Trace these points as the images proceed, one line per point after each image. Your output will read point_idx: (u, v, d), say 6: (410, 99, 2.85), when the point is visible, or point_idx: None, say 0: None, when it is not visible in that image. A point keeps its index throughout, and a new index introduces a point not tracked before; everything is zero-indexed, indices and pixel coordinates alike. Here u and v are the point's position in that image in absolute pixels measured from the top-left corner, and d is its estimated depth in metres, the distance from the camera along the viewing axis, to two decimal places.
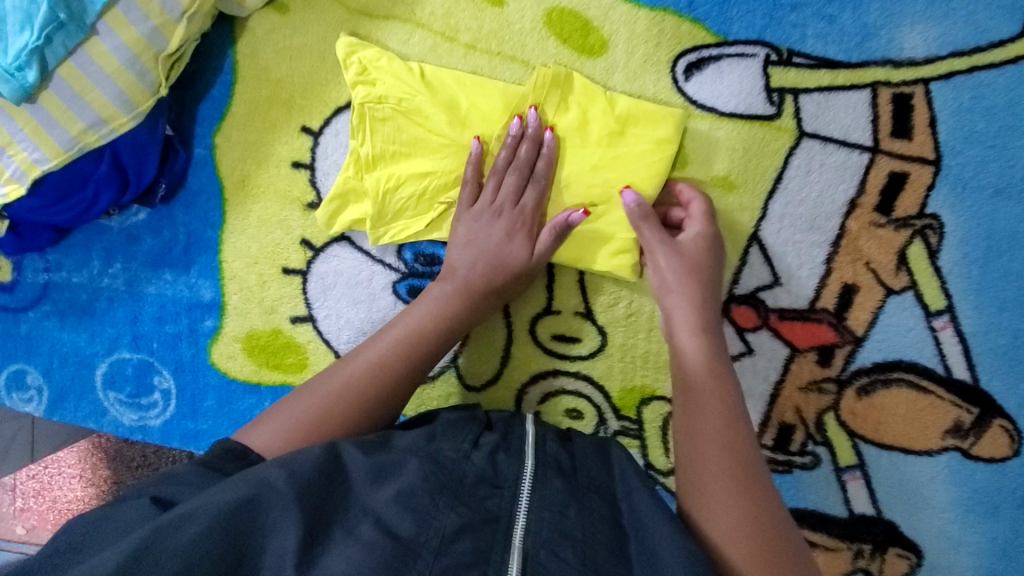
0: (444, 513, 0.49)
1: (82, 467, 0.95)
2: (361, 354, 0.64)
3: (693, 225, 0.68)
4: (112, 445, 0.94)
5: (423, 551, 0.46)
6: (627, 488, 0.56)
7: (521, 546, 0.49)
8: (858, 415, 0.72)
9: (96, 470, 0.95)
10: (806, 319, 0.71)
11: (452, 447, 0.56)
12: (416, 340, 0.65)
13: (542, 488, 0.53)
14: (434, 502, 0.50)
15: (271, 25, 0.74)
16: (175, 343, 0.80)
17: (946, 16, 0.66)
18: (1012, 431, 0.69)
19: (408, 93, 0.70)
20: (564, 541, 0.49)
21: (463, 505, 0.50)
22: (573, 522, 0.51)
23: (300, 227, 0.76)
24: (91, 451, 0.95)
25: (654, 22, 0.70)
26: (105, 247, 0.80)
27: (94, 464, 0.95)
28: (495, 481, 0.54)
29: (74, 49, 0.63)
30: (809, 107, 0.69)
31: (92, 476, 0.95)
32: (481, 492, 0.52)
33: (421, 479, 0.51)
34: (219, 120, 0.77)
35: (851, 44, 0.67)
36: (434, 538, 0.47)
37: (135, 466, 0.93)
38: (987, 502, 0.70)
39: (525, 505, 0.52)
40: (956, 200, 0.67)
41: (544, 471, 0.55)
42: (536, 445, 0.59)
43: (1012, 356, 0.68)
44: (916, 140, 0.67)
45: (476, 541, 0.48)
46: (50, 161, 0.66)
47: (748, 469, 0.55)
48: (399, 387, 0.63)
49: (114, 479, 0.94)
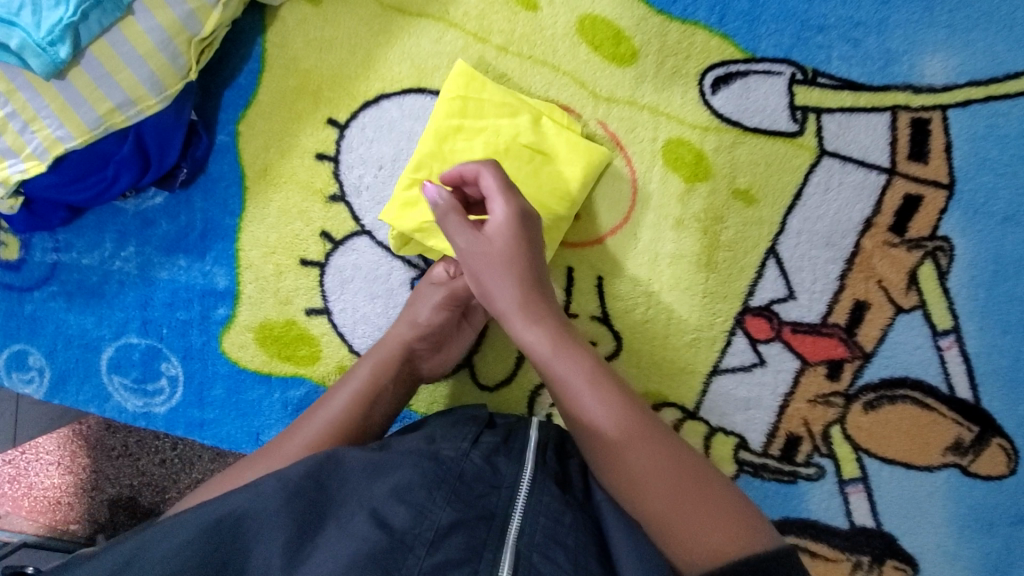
0: (440, 509, 0.49)
1: (60, 455, 0.91)
2: (321, 411, 0.63)
3: (495, 210, 0.62)
4: (93, 432, 0.90)
5: (416, 545, 0.47)
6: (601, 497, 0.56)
7: (514, 546, 0.48)
8: (864, 429, 0.73)
9: (75, 458, 0.91)
10: (818, 334, 0.73)
11: (451, 448, 0.56)
12: (378, 384, 0.65)
13: (539, 493, 0.53)
14: (430, 496, 0.50)
15: (302, 15, 0.74)
16: (186, 330, 0.79)
17: (966, 46, 0.68)
18: (1009, 450, 0.71)
19: (508, 133, 0.69)
20: (556, 546, 0.49)
21: (459, 500, 0.51)
22: (566, 530, 0.51)
23: (320, 219, 0.76)
24: (70, 439, 0.91)
25: (685, 35, 0.71)
26: (118, 229, 0.79)
27: (73, 452, 0.91)
28: (494, 481, 0.54)
29: (109, 27, 0.63)
30: (831, 127, 0.70)
31: (70, 464, 0.91)
32: (480, 490, 0.53)
33: (418, 474, 0.52)
34: (243, 107, 0.76)
35: (874, 68, 0.69)
36: (428, 531, 0.47)
37: (115, 456, 0.90)
38: (983, 519, 0.72)
39: (521, 506, 0.52)
40: (967, 224, 0.70)
41: (543, 477, 0.55)
42: (537, 450, 0.59)
43: (1013, 377, 0.71)
44: (931, 164, 0.69)
45: (469, 538, 0.48)
46: (74, 139, 0.66)
47: (673, 463, 0.55)
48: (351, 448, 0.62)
49: (94, 468, 0.90)
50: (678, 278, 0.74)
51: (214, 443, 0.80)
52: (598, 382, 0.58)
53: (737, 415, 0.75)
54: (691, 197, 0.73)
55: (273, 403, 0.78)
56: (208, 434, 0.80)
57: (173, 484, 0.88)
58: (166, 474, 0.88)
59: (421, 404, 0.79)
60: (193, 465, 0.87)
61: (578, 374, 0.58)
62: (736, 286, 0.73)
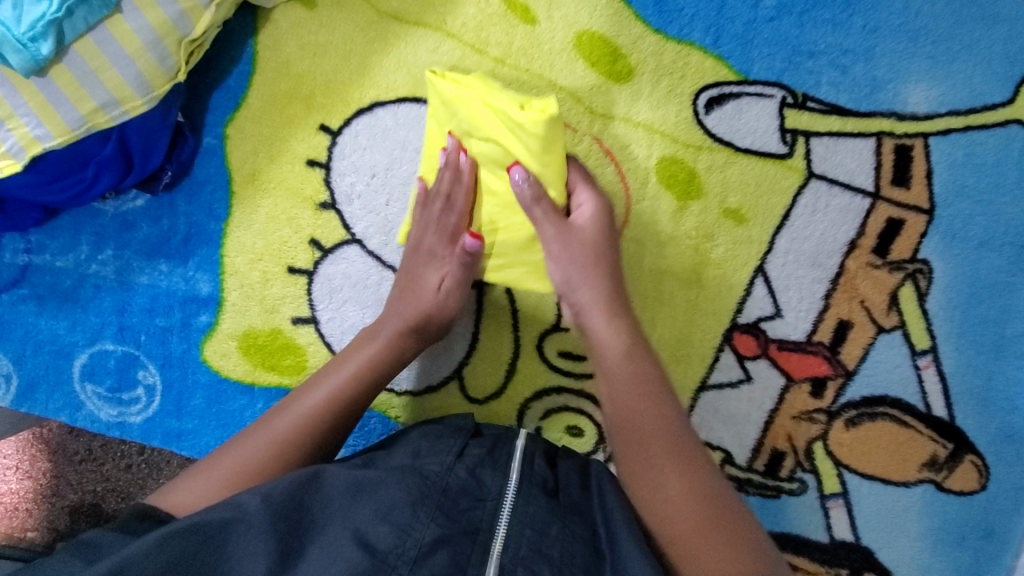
0: (424, 526, 0.49)
1: (19, 459, 0.87)
2: (231, 450, 0.60)
3: (545, 232, 0.67)
4: (55, 436, 0.86)
5: (400, 565, 0.46)
6: (605, 511, 0.55)
7: (499, 560, 0.48)
8: (844, 445, 0.75)
9: (35, 463, 0.86)
10: (803, 351, 0.74)
11: (435, 462, 0.54)
12: (313, 424, 0.61)
13: (525, 504, 0.52)
14: (414, 514, 0.49)
15: (296, 18, 0.73)
16: (166, 337, 0.77)
17: (947, 77, 0.71)
18: (981, 467, 0.74)
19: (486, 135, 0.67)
20: (540, 558, 0.49)
21: (444, 516, 0.50)
22: (552, 541, 0.50)
23: (310, 226, 0.75)
24: (32, 443, 0.86)
25: (680, 55, 0.72)
26: (96, 231, 0.76)
27: (33, 456, 0.86)
28: (478, 493, 0.53)
29: (95, 25, 0.61)
30: (819, 150, 0.72)
31: (30, 468, 0.87)
32: (464, 504, 0.52)
33: (403, 492, 0.50)
34: (232, 110, 0.74)
35: (861, 95, 0.71)
36: (412, 549, 0.47)
37: (78, 460, 0.86)
38: (955, 532, 0.75)
39: (506, 519, 0.51)
40: (945, 248, 0.72)
41: (529, 487, 0.54)
42: (523, 460, 0.57)
43: (986, 397, 0.73)
44: (913, 190, 0.72)
45: (454, 554, 0.48)
46: (54, 139, 0.63)
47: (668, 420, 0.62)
48: (350, 419, 0.63)
49: (55, 473, 0.86)
50: (669, 294, 0.75)
51: (192, 454, 0.78)
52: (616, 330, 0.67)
53: (723, 431, 0.76)
54: (683, 214, 0.74)
55: (255, 413, 0.76)
56: (186, 445, 0.77)
57: (139, 490, 0.84)
58: (132, 479, 0.84)
59: (407, 416, 0.78)
60: (161, 470, 0.84)
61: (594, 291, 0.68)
62: (724, 304, 0.75)
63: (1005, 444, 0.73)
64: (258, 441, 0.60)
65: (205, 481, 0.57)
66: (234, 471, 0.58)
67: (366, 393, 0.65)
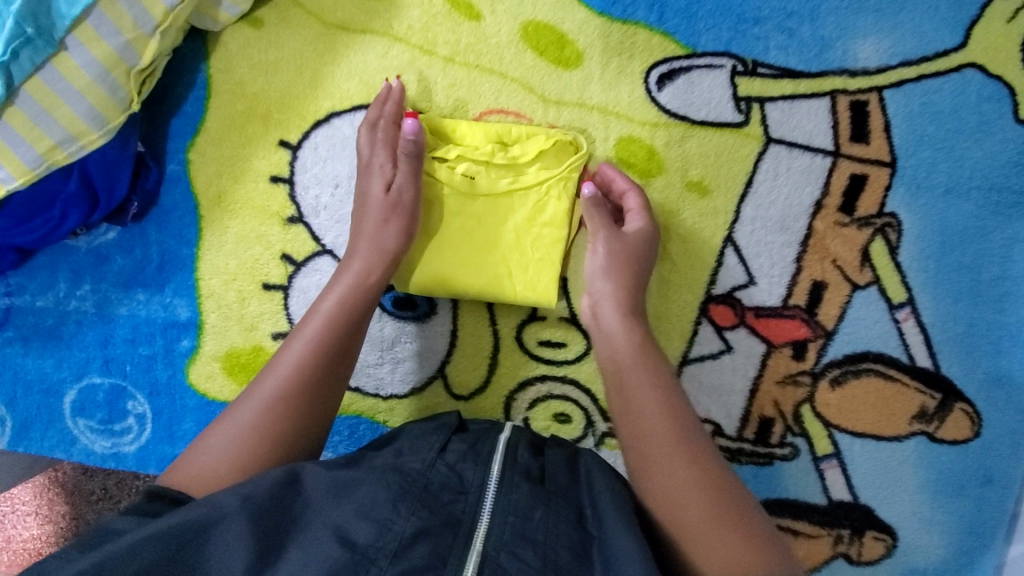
0: (404, 519, 0.49)
1: (36, 504, 0.88)
2: (229, 423, 0.57)
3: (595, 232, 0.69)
4: (69, 478, 0.87)
5: (378, 558, 0.47)
6: (591, 493, 0.55)
7: (480, 549, 0.49)
8: (832, 405, 0.75)
9: (52, 506, 0.87)
10: (780, 316, 0.74)
11: (417, 459, 0.55)
12: (305, 372, 0.59)
13: (508, 492, 0.52)
14: (395, 509, 0.49)
15: (245, 39, 0.74)
16: (150, 365, 0.78)
17: (895, 29, 0.71)
18: (972, 414, 0.74)
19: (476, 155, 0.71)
20: (524, 543, 0.49)
21: (424, 509, 0.50)
22: (536, 525, 0.50)
23: (280, 242, 0.75)
24: (46, 486, 0.87)
25: (627, 35, 0.72)
26: (72, 268, 0.77)
27: (50, 500, 0.87)
28: (460, 487, 0.53)
29: (42, 65, 0.62)
30: (775, 114, 0.72)
31: (47, 512, 0.88)
32: (446, 497, 0.52)
33: (383, 490, 0.51)
34: (193, 135, 0.75)
35: (810, 55, 0.72)
36: (391, 543, 0.47)
37: (94, 500, 0.86)
38: (953, 482, 0.75)
39: (488, 509, 0.51)
40: (912, 199, 0.72)
41: (512, 475, 0.54)
42: (506, 451, 0.57)
43: (969, 343, 0.73)
44: (873, 144, 0.72)
45: (434, 545, 0.48)
46: (16, 181, 0.64)
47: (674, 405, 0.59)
48: (338, 361, 0.61)
49: (72, 515, 0.87)
50: None
51: None
52: (639, 368, 0.62)
53: (710, 403, 0.76)
54: (647, 192, 0.74)
55: None
56: None
57: None
58: None
59: (395, 419, 0.79)
60: None
61: (619, 318, 0.65)
62: (697, 277, 0.75)
63: (994, 388, 0.73)
64: (249, 403, 0.57)
65: (207, 457, 0.54)
66: (234, 440, 0.55)
67: (353, 332, 0.63)
